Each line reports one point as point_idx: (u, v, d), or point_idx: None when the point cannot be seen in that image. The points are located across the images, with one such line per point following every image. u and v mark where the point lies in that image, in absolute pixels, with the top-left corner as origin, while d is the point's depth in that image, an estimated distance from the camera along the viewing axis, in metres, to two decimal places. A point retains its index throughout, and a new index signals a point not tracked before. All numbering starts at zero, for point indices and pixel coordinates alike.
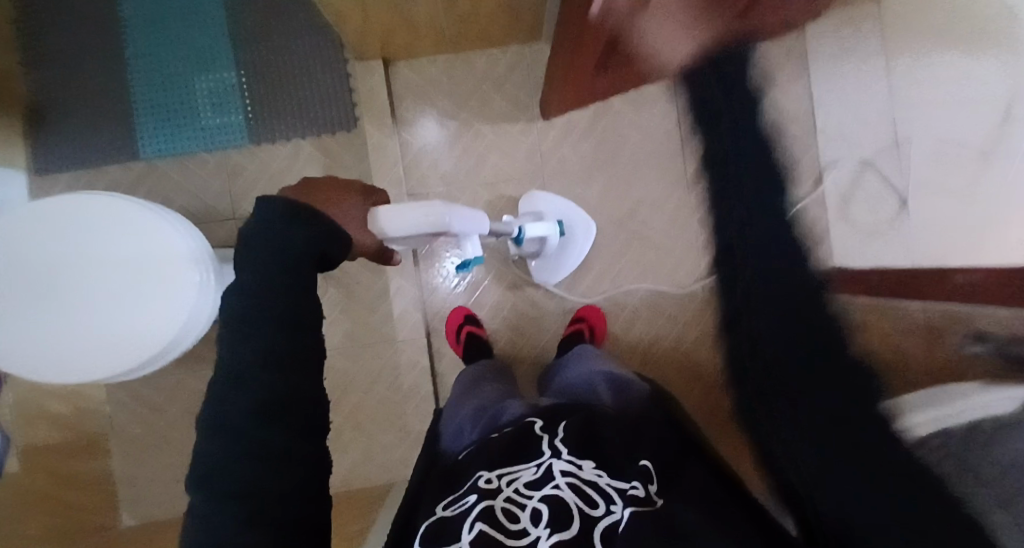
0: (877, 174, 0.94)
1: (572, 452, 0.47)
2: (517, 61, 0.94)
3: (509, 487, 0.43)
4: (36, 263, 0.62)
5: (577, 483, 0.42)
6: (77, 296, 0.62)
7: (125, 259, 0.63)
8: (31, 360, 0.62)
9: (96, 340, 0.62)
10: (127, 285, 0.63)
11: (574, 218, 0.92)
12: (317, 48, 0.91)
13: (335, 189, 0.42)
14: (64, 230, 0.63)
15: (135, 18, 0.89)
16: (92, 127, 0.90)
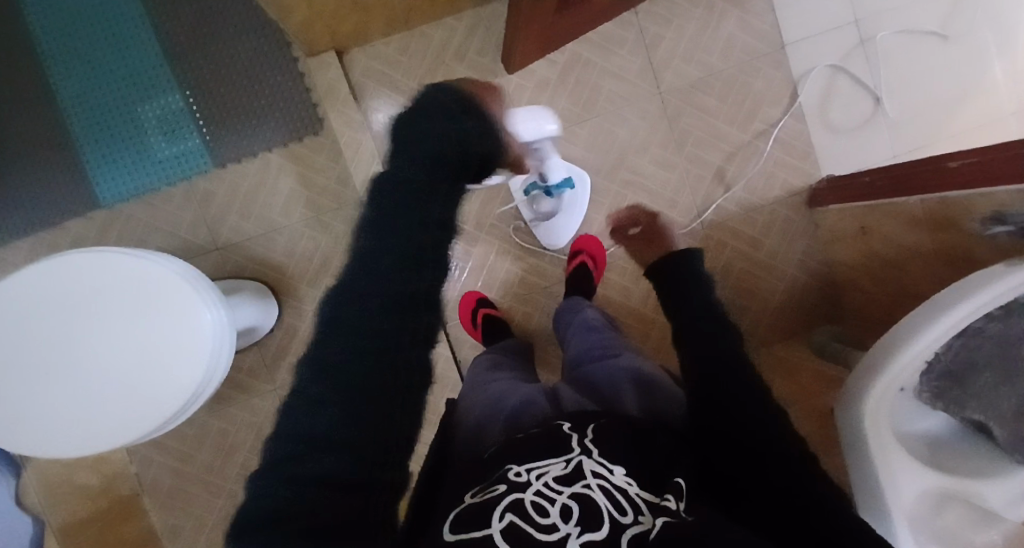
0: (848, 77, 0.94)
1: (606, 451, 0.38)
2: (475, 26, 0.89)
3: (538, 480, 0.34)
4: (29, 337, 0.58)
5: (608, 487, 0.34)
6: (79, 363, 0.59)
7: (122, 314, 0.59)
8: (48, 439, 0.59)
9: (113, 405, 0.59)
10: (132, 339, 0.59)
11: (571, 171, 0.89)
12: (262, 51, 0.85)
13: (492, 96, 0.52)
14: (50, 294, 0.58)
15: (61, 57, 0.83)
16: (40, 182, 0.84)
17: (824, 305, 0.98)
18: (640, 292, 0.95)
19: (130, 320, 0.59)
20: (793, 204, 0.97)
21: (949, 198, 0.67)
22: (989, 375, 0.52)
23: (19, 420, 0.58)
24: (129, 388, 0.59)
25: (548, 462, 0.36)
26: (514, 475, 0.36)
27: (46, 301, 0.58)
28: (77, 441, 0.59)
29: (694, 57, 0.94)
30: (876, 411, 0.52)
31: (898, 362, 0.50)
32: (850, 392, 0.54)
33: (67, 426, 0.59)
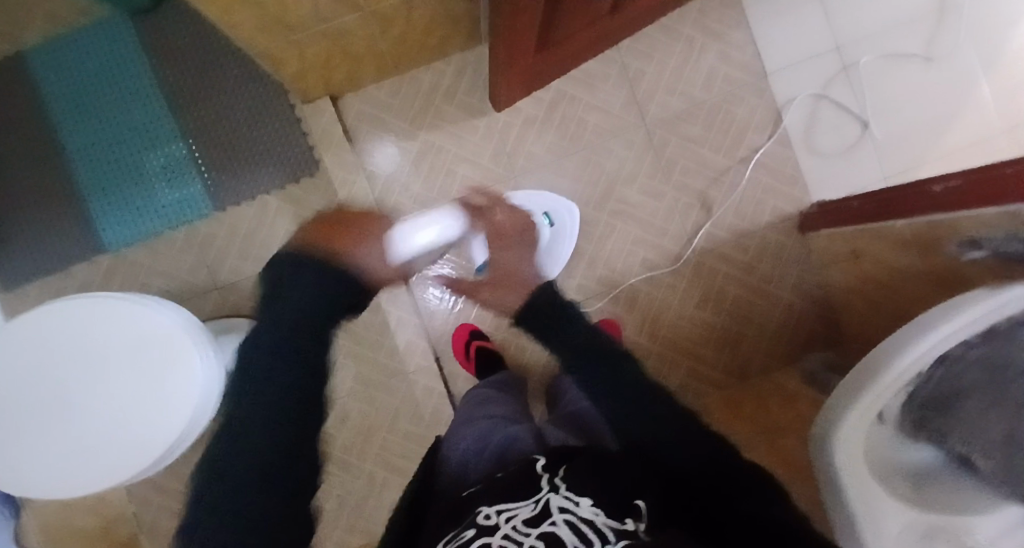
0: (832, 103, 0.96)
1: (574, 485, 0.40)
2: (463, 68, 0.93)
3: (508, 523, 0.37)
4: (28, 381, 0.60)
5: (573, 520, 0.35)
6: (76, 403, 0.60)
7: (116, 355, 0.61)
8: (45, 482, 0.60)
9: (105, 446, 0.60)
10: (124, 381, 0.60)
11: (557, 206, 0.91)
12: (259, 100, 0.90)
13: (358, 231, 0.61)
14: (49, 337, 0.60)
15: (72, 113, 0.88)
16: (52, 231, 0.88)
17: (819, 328, 0.97)
18: (634, 322, 0.94)
19: (123, 362, 0.61)
20: (784, 229, 0.97)
21: (935, 220, 0.67)
22: (975, 399, 0.48)
23: (16, 464, 0.60)
24: (120, 430, 0.60)
25: (519, 504, 0.39)
26: (486, 517, 0.38)
27: (43, 347, 0.60)
28: (71, 483, 0.60)
29: (677, 89, 0.96)
30: (851, 437, 0.49)
31: (879, 385, 0.49)
32: (826, 421, 0.52)
33: (62, 469, 0.60)
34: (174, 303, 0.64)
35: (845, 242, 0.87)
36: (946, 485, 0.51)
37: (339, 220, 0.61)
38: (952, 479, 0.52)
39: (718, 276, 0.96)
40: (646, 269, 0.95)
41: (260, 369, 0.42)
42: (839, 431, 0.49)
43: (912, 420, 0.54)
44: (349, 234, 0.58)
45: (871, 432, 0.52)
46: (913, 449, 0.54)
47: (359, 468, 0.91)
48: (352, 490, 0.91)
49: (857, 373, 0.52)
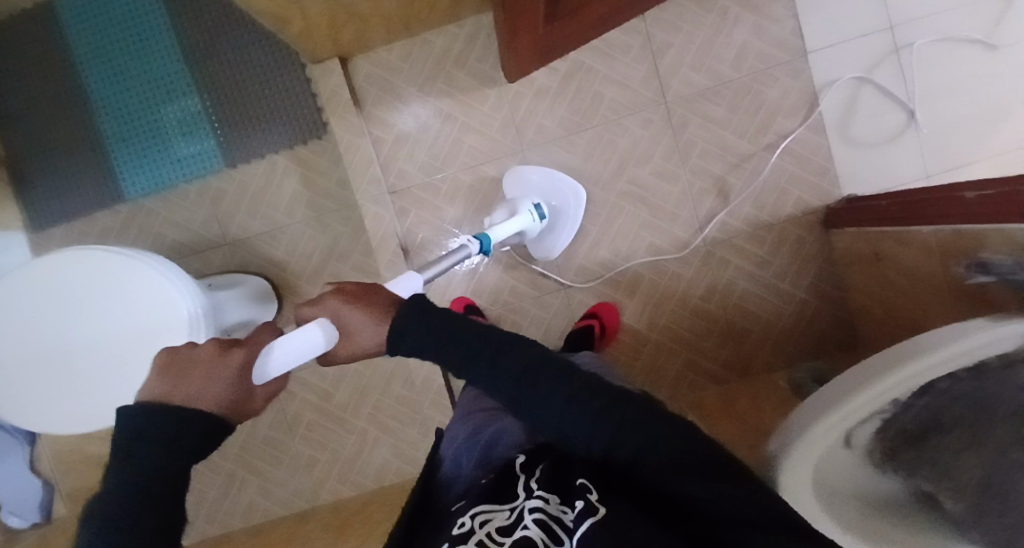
0: (875, 89, 0.88)
1: (545, 486, 0.40)
2: (476, 33, 0.90)
3: (481, 529, 0.36)
4: (44, 326, 0.66)
5: (544, 519, 0.36)
6: (80, 349, 0.66)
7: (115, 308, 0.65)
8: (51, 416, 0.66)
9: (101, 390, 0.66)
10: (119, 337, 0.65)
11: (560, 186, 0.87)
12: (270, 58, 0.90)
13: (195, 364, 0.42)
14: (62, 287, 0.66)
15: (95, 63, 0.91)
16: (77, 179, 0.92)
17: (832, 330, 0.92)
18: (633, 309, 0.92)
19: (121, 318, 0.65)
20: (805, 223, 0.91)
21: (963, 231, 0.61)
22: (950, 437, 0.45)
23: (28, 398, 0.66)
24: (114, 379, 0.66)
25: (495, 508, 0.39)
26: (460, 526, 0.38)
27: (50, 299, 0.66)
28: (71, 422, 0.67)
29: (703, 66, 0.90)
30: (802, 461, 0.49)
31: (833, 416, 0.47)
32: (786, 438, 0.52)
33: (65, 406, 0.66)
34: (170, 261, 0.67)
35: (869, 243, 0.81)
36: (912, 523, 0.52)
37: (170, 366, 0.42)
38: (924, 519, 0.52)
39: (727, 269, 0.91)
40: (652, 255, 0.91)
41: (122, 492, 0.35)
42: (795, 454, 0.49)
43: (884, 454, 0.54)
44: (180, 372, 0.41)
45: (833, 453, 0.51)
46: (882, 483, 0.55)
47: (352, 425, 0.95)
48: (344, 446, 0.95)
49: (824, 393, 0.51)
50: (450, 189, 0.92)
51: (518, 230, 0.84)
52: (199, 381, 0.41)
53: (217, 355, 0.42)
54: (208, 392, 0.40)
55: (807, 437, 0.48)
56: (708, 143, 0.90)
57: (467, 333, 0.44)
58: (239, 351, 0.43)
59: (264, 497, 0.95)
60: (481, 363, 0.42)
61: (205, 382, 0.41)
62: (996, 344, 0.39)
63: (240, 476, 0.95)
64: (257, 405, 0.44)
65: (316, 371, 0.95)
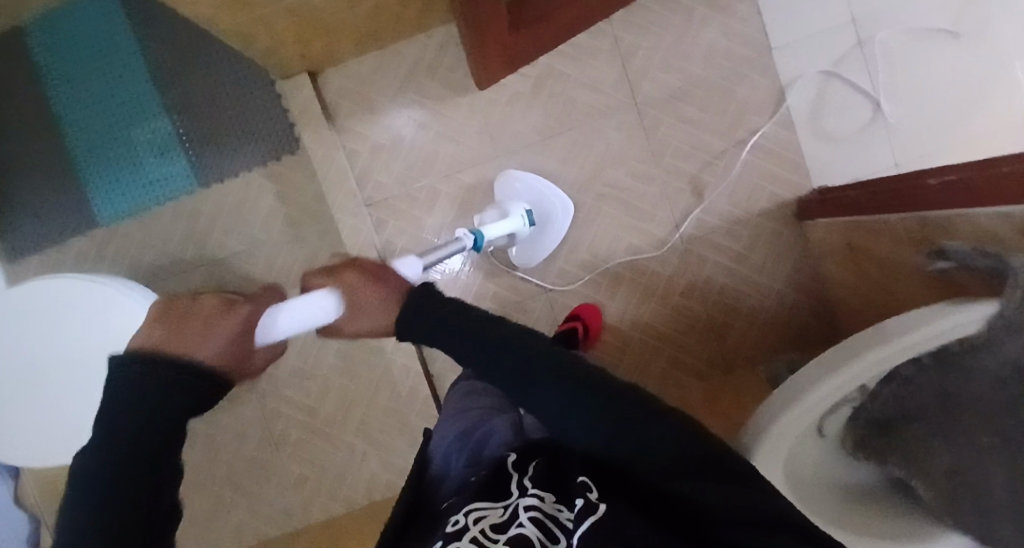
0: (843, 82, 0.90)
1: (540, 486, 0.39)
2: (447, 42, 0.91)
3: (475, 525, 0.36)
4: (16, 358, 0.69)
5: (540, 517, 0.35)
6: (55, 377, 0.69)
7: (87, 335, 0.69)
8: (31, 441, 0.70)
9: (77, 414, 0.70)
10: (86, 361, 0.68)
11: (552, 198, 0.88)
12: (241, 76, 0.89)
13: (199, 320, 0.52)
14: (34, 319, 0.69)
15: (64, 88, 0.90)
16: (51, 206, 0.91)
17: (812, 322, 0.93)
18: (616, 309, 0.92)
19: (92, 343, 0.69)
20: (780, 217, 0.92)
21: (929, 218, 0.62)
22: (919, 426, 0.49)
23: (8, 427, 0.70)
24: (82, 404, 0.69)
25: (487, 506, 0.38)
26: (454, 523, 0.37)
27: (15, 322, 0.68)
28: (51, 445, 0.71)
29: (673, 66, 0.91)
30: (778, 444, 0.50)
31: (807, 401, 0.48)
32: (757, 423, 0.53)
33: (43, 432, 0.70)
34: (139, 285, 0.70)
35: (841, 235, 0.82)
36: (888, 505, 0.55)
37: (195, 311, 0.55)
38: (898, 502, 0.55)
39: (707, 265, 0.92)
40: (631, 255, 0.92)
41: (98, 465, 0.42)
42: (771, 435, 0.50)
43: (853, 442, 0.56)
44: (189, 327, 0.51)
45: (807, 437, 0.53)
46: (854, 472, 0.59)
47: (340, 440, 0.94)
48: (333, 462, 0.94)
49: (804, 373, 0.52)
50: (427, 199, 0.92)
51: (509, 232, 0.86)
52: (200, 338, 0.49)
53: (221, 312, 0.51)
54: (206, 347, 0.48)
55: (785, 420, 0.49)
56: (681, 142, 0.91)
57: (452, 320, 0.43)
58: (237, 311, 0.50)
59: (253, 518, 0.93)
60: (470, 356, 0.42)
61: (205, 338, 0.49)
62: (966, 325, 0.42)
63: (228, 498, 0.93)
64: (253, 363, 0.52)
65: (300, 387, 0.94)
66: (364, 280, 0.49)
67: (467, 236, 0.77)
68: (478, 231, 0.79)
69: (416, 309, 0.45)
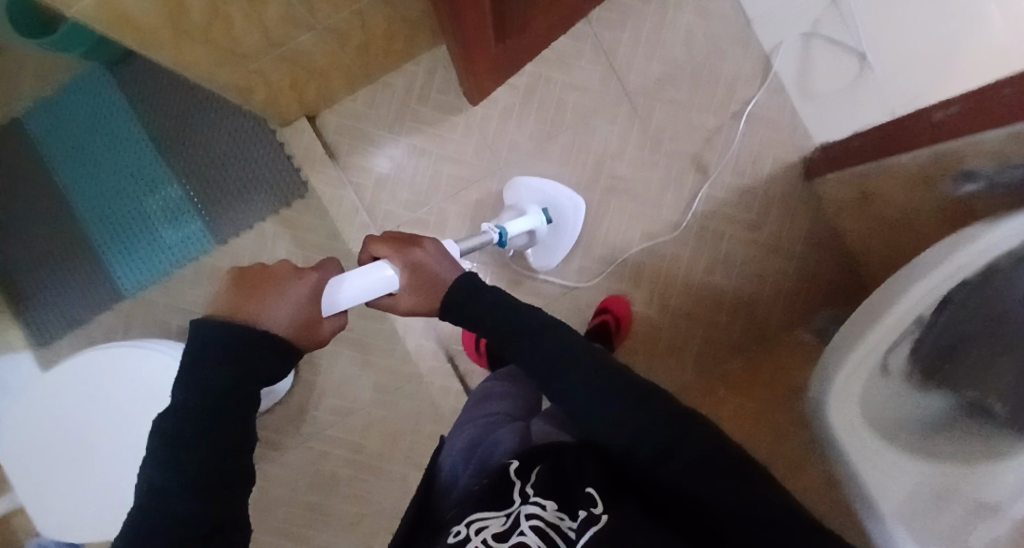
0: (824, 40, 0.91)
1: (543, 492, 0.40)
2: (433, 67, 0.93)
3: (476, 536, 0.38)
4: (51, 427, 0.70)
5: (541, 526, 0.37)
6: (88, 442, 0.70)
7: (120, 395, 0.70)
8: (64, 513, 0.70)
9: (112, 476, 0.70)
10: (133, 423, 0.70)
11: (561, 196, 0.88)
12: (241, 131, 0.92)
13: (271, 282, 0.45)
14: (67, 385, 0.70)
15: (74, 173, 0.93)
16: (75, 287, 0.93)
17: (840, 279, 0.92)
18: (642, 297, 0.92)
19: (123, 402, 0.70)
20: (789, 181, 0.93)
21: (941, 150, 0.63)
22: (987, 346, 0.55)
23: (44, 501, 0.70)
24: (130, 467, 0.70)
25: (490, 516, 0.40)
26: (455, 534, 0.40)
27: (58, 393, 0.70)
28: (84, 516, 0.70)
29: (655, 52, 0.93)
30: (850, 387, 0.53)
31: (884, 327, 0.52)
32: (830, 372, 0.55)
33: (77, 500, 0.70)
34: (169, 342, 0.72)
35: (853, 185, 0.83)
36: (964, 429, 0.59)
37: (253, 277, 0.46)
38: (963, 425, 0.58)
39: (725, 239, 0.92)
40: (648, 241, 0.92)
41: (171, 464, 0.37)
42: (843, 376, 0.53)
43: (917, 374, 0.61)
44: (254, 290, 0.44)
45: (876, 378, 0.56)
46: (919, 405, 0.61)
47: (389, 471, 0.94)
48: (386, 495, 0.94)
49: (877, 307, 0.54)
50: (439, 219, 0.94)
51: (527, 230, 0.85)
52: (273, 299, 0.44)
53: (292, 273, 0.46)
54: (280, 312, 0.44)
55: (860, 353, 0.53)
56: (677, 124, 0.92)
57: (500, 315, 0.51)
58: (310, 275, 0.46)
59: None
60: (520, 347, 0.49)
61: (280, 302, 0.44)
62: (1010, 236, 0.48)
63: None
64: (323, 333, 0.48)
65: (343, 425, 0.94)
66: (428, 259, 0.55)
67: (491, 229, 0.79)
68: (501, 227, 0.81)
69: (471, 304, 0.53)
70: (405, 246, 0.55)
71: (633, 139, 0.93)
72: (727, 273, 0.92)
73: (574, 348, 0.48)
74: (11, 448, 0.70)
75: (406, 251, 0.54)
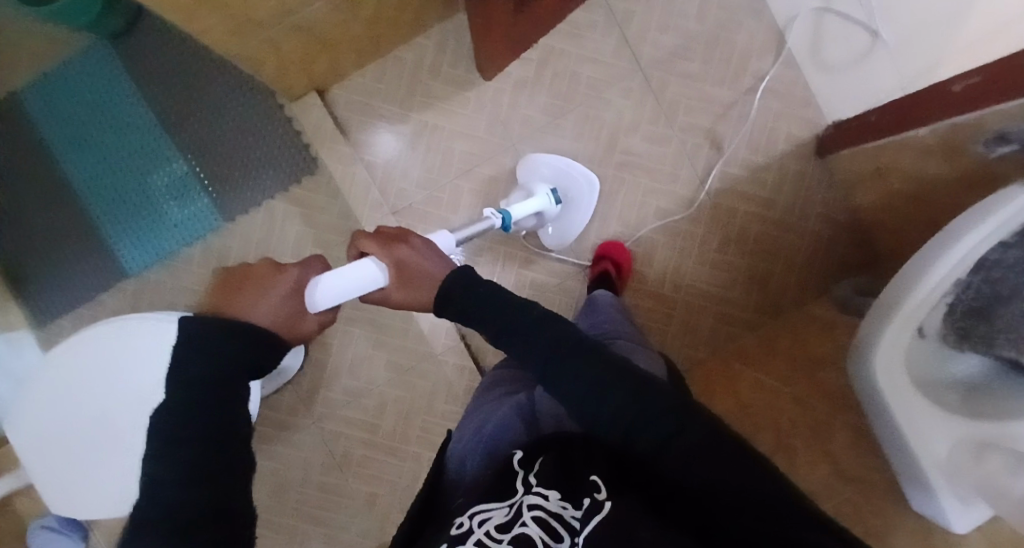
0: (837, 14, 0.91)
1: (544, 479, 0.38)
2: (445, 40, 0.91)
3: (480, 528, 0.35)
4: (66, 407, 0.69)
5: (545, 516, 0.34)
6: (100, 422, 0.68)
7: (128, 373, 0.67)
8: (83, 493, 0.69)
9: (123, 457, 0.67)
10: (136, 404, 0.66)
11: (576, 176, 0.88)
12: (249, 106, 0.90)
13: (258, 282, 0.55)
14: (76, 364, 0.69)
15: (74, 149, 0.90)
16: (78, 266, 0.91)
17: (850, 255, 0.93)
18: (656, 274, 0.92)
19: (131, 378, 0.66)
20: (802, 157, 0.93)
21: (960, 121, 0.62)
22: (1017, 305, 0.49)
23: (64, 480, 0.69)
24: (133, 449, 0.67)
25: (494, 506, 0.38)
26: (459, 526, 0.37)
27: (71, 375, 0.69)
28: (101, 495, 0.69)
29: (669, 25, 0.92)
30: (884, 358, 0.53)
31: (906, 304, 0.53)
32: (860, 346, 0.56)
33: (93, 481, 0.68)
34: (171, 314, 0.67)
35: (868, 160, 0.83)
36: (998, 385, 0.52)
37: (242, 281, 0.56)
38: (1003, 378, 0.52)
39: (736, 217, 0.92)
40: (661, 218, 0.92)
41: (177, 443, 0.45)
42: (874, 352, 0.53)
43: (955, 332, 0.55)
44: (243, 290, 0.55)
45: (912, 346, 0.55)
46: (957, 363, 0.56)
47: (404, 451, 0.94)
48: (399, 474, 0.94)
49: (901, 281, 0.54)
50: (451, 197, 0.93)
51: (537, 210, 0.85)
52: (255, 297, 0.54)
53: (272, 273, 0.55)
54: (261, 306, 0.54)
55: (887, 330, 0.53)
56: (691, 99, 0.92)
57: (499, 305, 0.50)
58: (290, 272, 0.54)
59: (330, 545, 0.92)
60: (511, 340, 0.47)
61: (261, 299, 0.53)
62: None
63: (302, 529, 0.92)
64: (308, 328, 0.56)
65: (355, 404, 0.94)
66: (413, 254, 0.55)
67: (494, 214, 0.79)
68: (505, 211, 0.80)
69: (472, 294, 0.52)
70: (392, 242, 0.56)
71: (647, 115, 0.92)
72: (739, 250, 0.92)
73: (567, 338, 0.46)
74: (27, 426, 0.70)
75: (393, 247, 0.55)
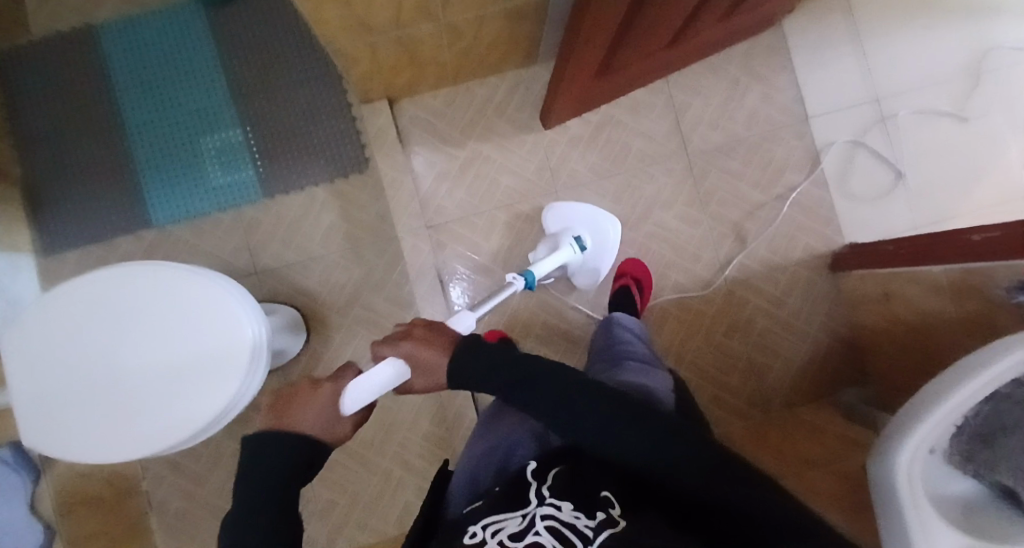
0: (868, 151, 1.00)
1: (559, 490, 0.36)
2: (517, 83, 0.97)
3: (492, 538, 0.33)
4: (87, 346, 0.62)
5: (556, 526, 0.32)
6: (122, 373, 0.62)
7: (178, 335, 0.63)
8: (71, 438, 0.61)
9: (135, 416, 0.61)
10: (174, 367, 0.62)
11: (596, 220, 0.90)
12: (318, 96, 0.93)
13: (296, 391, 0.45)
14: (112, 305, 0.63)
15: (136, 91, 0.92)
16: (102, 204, 0.90)
17: (845, 368, 0.98)
18: (662, 343, 0.95)
19: (178, 340, 0.63)
20: (816, 267, 0.99)
21: (973, 268, 0.67)
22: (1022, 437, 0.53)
23: (52, 420, 0.62)
24: (148, 408, 0.61)
25: (506, 517, 0.35)
26: (471, 536, 0.35)
27: (97, 306, 0.63)
28: (90, 448, 0.61)
29: (720, 123, 1.00)
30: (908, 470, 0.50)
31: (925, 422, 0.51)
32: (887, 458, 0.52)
33: (89, 432, 0.61)
34: (238, 288, 0.65)
35: (877, 285, 0.89)
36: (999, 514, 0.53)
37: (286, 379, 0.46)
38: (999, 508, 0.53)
39: (743, 309, 0.97)
40: (677, 293, 0.96)
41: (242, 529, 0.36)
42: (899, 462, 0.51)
43: (963, 454, 0.55)
44: (287, 399, 0.43)
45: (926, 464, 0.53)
46: (957, 481, 0.55)
47: (375, 465, 0.91)
48: (367, 487, 0.91)
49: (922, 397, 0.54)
50: (487, 225, 0.96)
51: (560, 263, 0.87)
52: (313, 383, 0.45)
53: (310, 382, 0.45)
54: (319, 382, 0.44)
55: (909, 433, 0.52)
56: (726, 191, 0.98)
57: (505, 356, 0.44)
58: None
59: None
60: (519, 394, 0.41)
61: (311, 401, 0.43)
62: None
63: None
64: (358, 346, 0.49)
65: None
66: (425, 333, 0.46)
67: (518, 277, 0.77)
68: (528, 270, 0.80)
69: (475, 352, 0.44)
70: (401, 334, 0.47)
71: (683, 196, 0.98)
72: (742, 339, 0.96)
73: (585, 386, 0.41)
74: (32, 349, 0.62)
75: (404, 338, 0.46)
